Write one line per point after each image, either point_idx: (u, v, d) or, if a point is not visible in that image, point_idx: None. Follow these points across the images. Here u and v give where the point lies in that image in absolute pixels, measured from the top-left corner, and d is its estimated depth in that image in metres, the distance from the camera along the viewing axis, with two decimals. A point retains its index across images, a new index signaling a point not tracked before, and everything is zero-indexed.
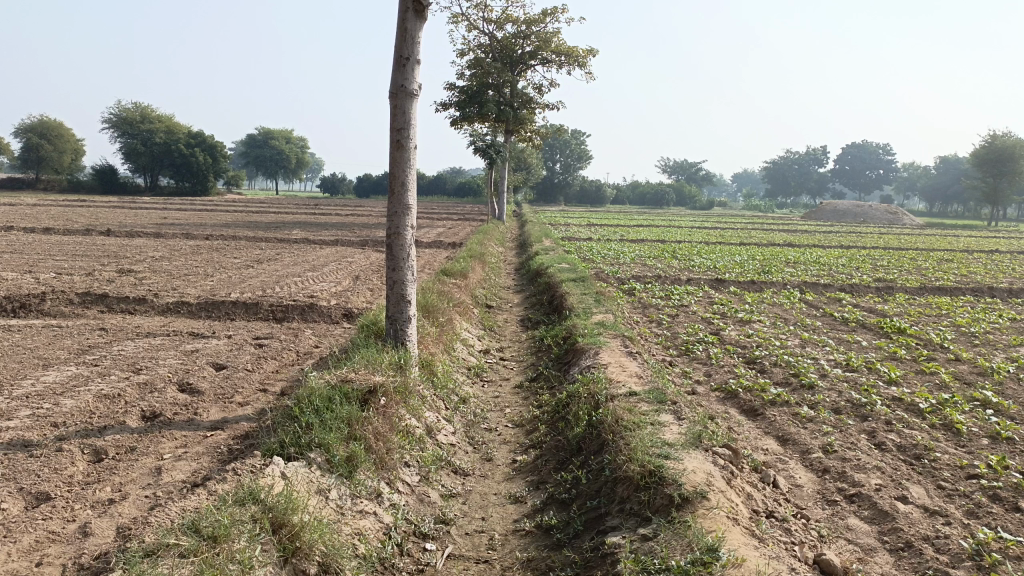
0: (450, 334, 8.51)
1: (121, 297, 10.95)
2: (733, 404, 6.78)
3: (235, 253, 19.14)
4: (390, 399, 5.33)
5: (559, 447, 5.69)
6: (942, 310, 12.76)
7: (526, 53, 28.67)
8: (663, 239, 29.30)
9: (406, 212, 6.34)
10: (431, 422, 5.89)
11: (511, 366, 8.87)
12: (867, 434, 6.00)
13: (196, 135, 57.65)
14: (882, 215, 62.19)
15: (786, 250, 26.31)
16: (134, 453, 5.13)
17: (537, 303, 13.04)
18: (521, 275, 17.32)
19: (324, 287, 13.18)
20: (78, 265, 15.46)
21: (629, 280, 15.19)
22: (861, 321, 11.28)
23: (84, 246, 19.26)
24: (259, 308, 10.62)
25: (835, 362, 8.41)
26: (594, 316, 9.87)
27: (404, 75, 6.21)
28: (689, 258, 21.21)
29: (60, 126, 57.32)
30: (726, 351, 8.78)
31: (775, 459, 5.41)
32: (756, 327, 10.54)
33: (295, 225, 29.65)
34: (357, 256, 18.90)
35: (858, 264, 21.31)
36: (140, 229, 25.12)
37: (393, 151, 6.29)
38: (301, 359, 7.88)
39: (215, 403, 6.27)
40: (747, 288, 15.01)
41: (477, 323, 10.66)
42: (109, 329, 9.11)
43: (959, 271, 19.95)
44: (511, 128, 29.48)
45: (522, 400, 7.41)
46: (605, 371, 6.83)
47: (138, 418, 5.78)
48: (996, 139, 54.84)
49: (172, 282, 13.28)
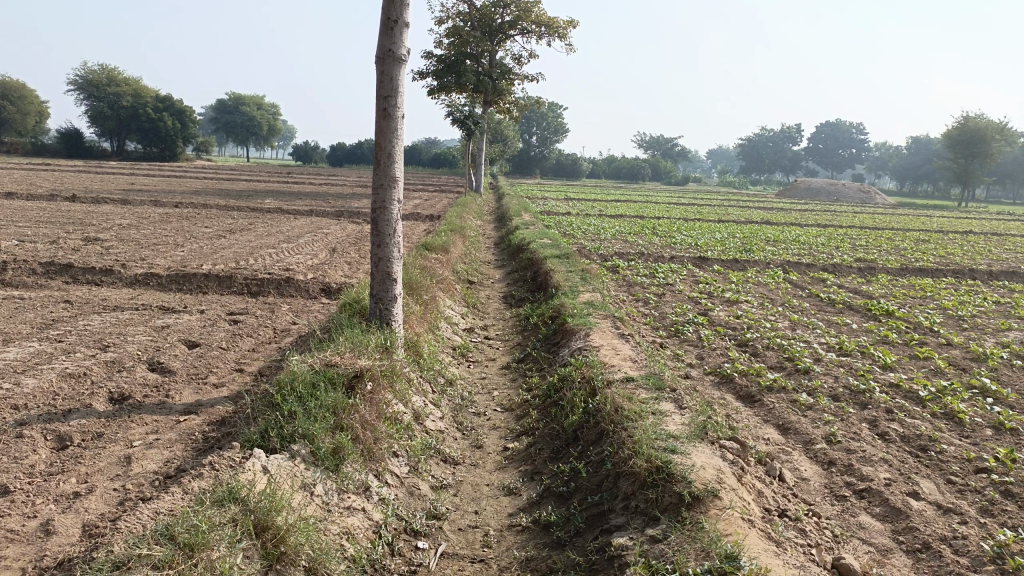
0: (434, 312, 8.21)
1: (87, 267, 10.48)
2: (728, 390, 6.58)
3: (206, 222, 18.57)
4: (376, 384, 5.02)
5: (553, 435, 5.44)
6: (926, 292, 12.68)
7: (505, 22, 28.09)
8: (642, 215, 29.05)
9: (392, 184, 6.00)
10: (418, 408, 5.60)
11: (497, 346, 8.59)
12: (869, 424, 5.83)
13: (165, 99, 56.28)
14: (856, 194, 62.67)
15: (765, 228, 26.26)
16: (101, 439, 4.78)
17: (519, 279, 12.75)
18: (501, 250, 17.02)
19: (300, 260, 12.77)
20: (42, 232, 14.86)
21: (612, 257, 14.95)
22: (848, 303, 11.15)
23: (48, 213, 18.58)
24: (233, 281, 10.21)
25: (828, 345, 8.25)
26: (582, 295, 9.62)
27: (391, 39, 5.82)
28: (670, 234, 21.03)
29: (23, 87, 55.52)
30: (717, 333, 8.58)
31: (779, 450, 5.20)
32: (744, 307, 10.36)
33: (268, 194, 29.02)
34: (333, 228, 18.43)
35: (837, 243, 21.28)
36: (107, 195, 24.38)
37: (379, 120, 5.92)
38: (279, 338, 7.54)
39: (189, 384, 5.93)
40: (731, 267, 14.85)
41: (460, 300, 10.35)
42: (74, 302, 8.66)
43: (937, 252, 19.96)
44: (490, 99, 28.97)
45: (510, 382, 7.14)
46: (598, 355, 6.58)
47: (104, 401, 5.42)
48: (969, 120, 55.14)
49: (141, 252, 12.77)
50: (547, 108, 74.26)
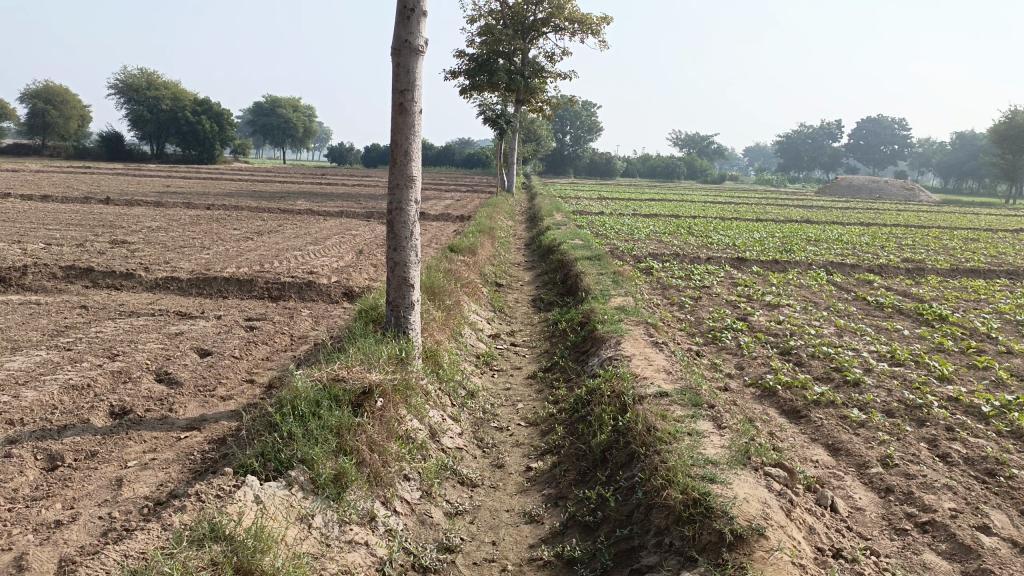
0: (457, 318, 7.83)
1: (107, 271, 10.29)
2: (772, 404, 6.10)
3: (236, 224, 18.42)
4: (388, 400, 4.64)
5: (580, 455, 5.02)
6: (980, 295, 11.98)
7: (538, 20, 27.64)
8: (677, 214, 28.36)
9: (410, 184, 5.62)
10: (435, 424, 5.22)
11: (524, 354, 8.18)
12: (929, 445, 5.32)
13: (203, 102, 56.85)
14: (898, 191, 61.11)
15: (805, 227, 25.49)
16: (95, 459, 4.47)
17: (549, 281, 12.34)
18: (532, 250, 16.62)
19: (325, 263, 12.50)
20: (70, 235, 14.78)
21: (647, 258, 14.46)
22: (897, 307, 10.54)
23: (80, 215, 18.57)
24: (253, 285, 9.94)
25: (879, 353, 7.69)
26: (613, 299, 9.16)
27: (408, 29, 5.44)
28: (707, 234, 20.47)
29: (65, 92, 56.48)
30: (758, 340, 8.08)
31: (829, 475, 4.72)
32: (786, 311, 9.83)
33: (300, 195, 28.99)
34: (362, 229, 18.19)
35: (882, 242, 20.49)
36: (141, 197, 24.47)
37: (395, 116, 5.54)
38: (295, 346, 7.21)
39: (195, 397, 5.61)
40: (771, 268, 14.26)
41: (487, 304, 9.96)
42: (90, 307, 8.43)
43: (987, 252, 19.09)
44: (523, 98, 28.59)
45: (536, 393, 6.73)
46: (629, 365, 6.14)
47: (103, 415, 5.12)
48: (1018, 115, 53.27)
49: (166, 255, 12.59)
50: (582, 107, 73.52)
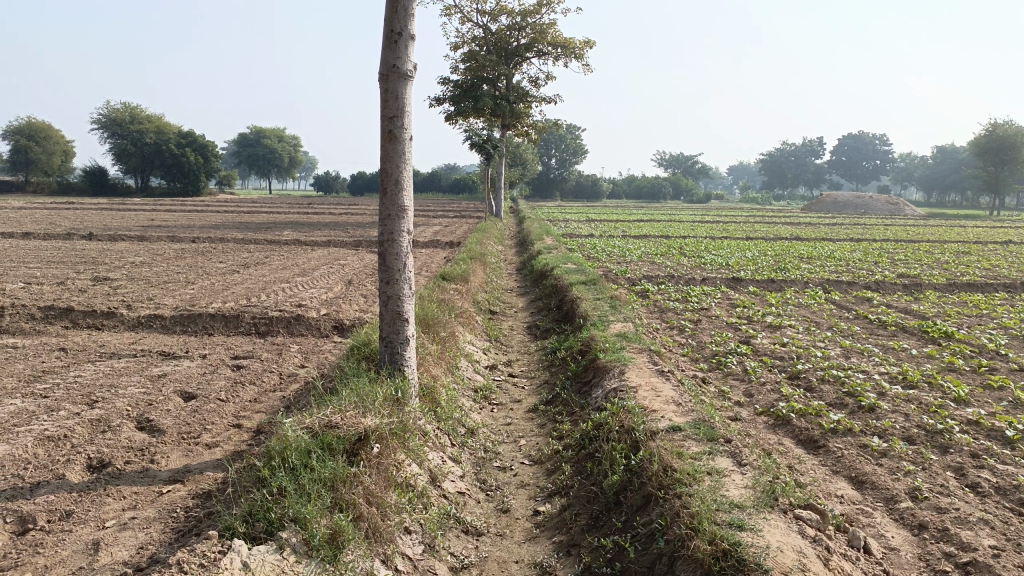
0: (452, 350, 7.53)
1: (88, 310, 9.93)
2: (786, 434, 5.82)
3: (221, 257, 18.08)
4: (385, 446, 4.34)
5: (591, 498, 4.72)
6: (981, 310, 11.78)
7: (521, 45, 27.61)
8: (667, 234, 28.21)
9: (401, 214, 5.35)
10: (435, 467, 4.91)
11: (523, 385, 7.87)
12: (956, 474, 5.05)
13: (187, 134, 56.60)
14: (883, 206, 61.48)
15: (796, 244, 25.38)
16: (69, 520, 4.13)
17: (543, 308, 12.07)
18: (523, 276, 16.35)
19: (314, 295, 12.19)
20: (51, 273, 14.41)
21: (641, 280, 14.24)
22: (900, 324, 10.32)
23: (61, 252, 18.16)
24: (239, 321, 9.61)
25: (890, 375, 7.44)
26: (613, 325, 8.88)
27: (396, 53, 5.20)
28: (699, 254, 20.30)
29: (49, 127, 56.09)
30: (764, 364, 7.82)
31: (857, 512, 4.43)
32: (789, 333, 9.59)
33: (286, 225, 28.71)
34: (350, 259, 17.89)
35: (874, 258, 20.35)
36: (124, 232, 24.09)
37: (384, 144, 5.29)
38: (284, 385, 6.89)
39: (178, 445, 5.27)
40: (767, 288, 14.06)
41: (482, 334, 9.66)
42: (70, 349, 8.08)
43: (981, 265, 18.99)
44: (508, 123, 28.51)
45: (538, 428, 6.42)
46: (636, 397, 5.85)
47: (79, 469, 4.78)
48: (998, 127, 53.78)
49: (149, 291, 12.23)
50: (566, 130, 73.65)
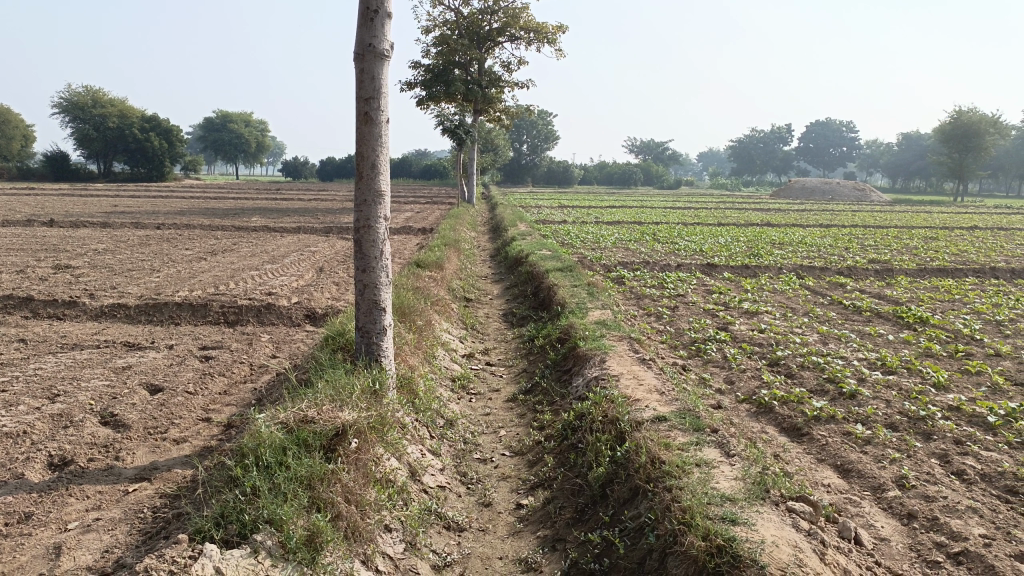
0: (429, 339, 7.36)
1: (49, 300, 9.58)
2: (770, 422, 5.75)
3: (187, 244, 17.66)
4: (363, 441, 4.18)
5: (575, 491, 4.60)
6: (953, 295, 11.84)
7: (493, 29, 27.30)
8: (640, 220, 28.20)
9: (378, 199, 5.16)
10: (414, 461, 4.75)
11: (501, 374, 7.73)
12: (940, 461, 5.01)
13: (151, 119, 55.37)
14: (850, 192, 62.21)
15: (768, 229, 25.45)
16: (29, 522, 3.91)
17: (519, 295, 11.93)
18: (498, 262, 16.20)
19: (284, 282, 11.94)
20: (10, 261, 13.96)
21: (616, 267, 14.15)
22: (876, 310, 10.33)
23: (21, 239, 17.63)
24: (207, 310, 9.33)
25: (869, 362, 7.40)
26: (591, 312, 8.76)
27: (372, 32, 4.99)
28: (672, 240, 20.30)
29: (7, 111, 54.52)
30: (743, 351, 7.75)
31: (845, 501, 4.36)
32: (766, 319, 9.55)
33: (254, 212, 28.21)
34: (320, 246, 17.59)
35: (845, 244, 20.47)
36: (88, 218, 23.50)
37: (360, 126, 5.08)
38: (255, 377, 6.69)
39: (145, 441, 5.06)
40: (742, 274, 14.06)
41: (458, 322, 9.50)
42: (30, 341, 7.77)
43: (949, 250, 19.18)
44: (480, 108, 28.22)
45: (518, 418, 6.29)
46: (619, 386, 5.74)
47: (39, 468, 4.54)
48: (963, 114, 54.55)
49: (113, 280, 11.87)
50: (537, 116, 73.30)
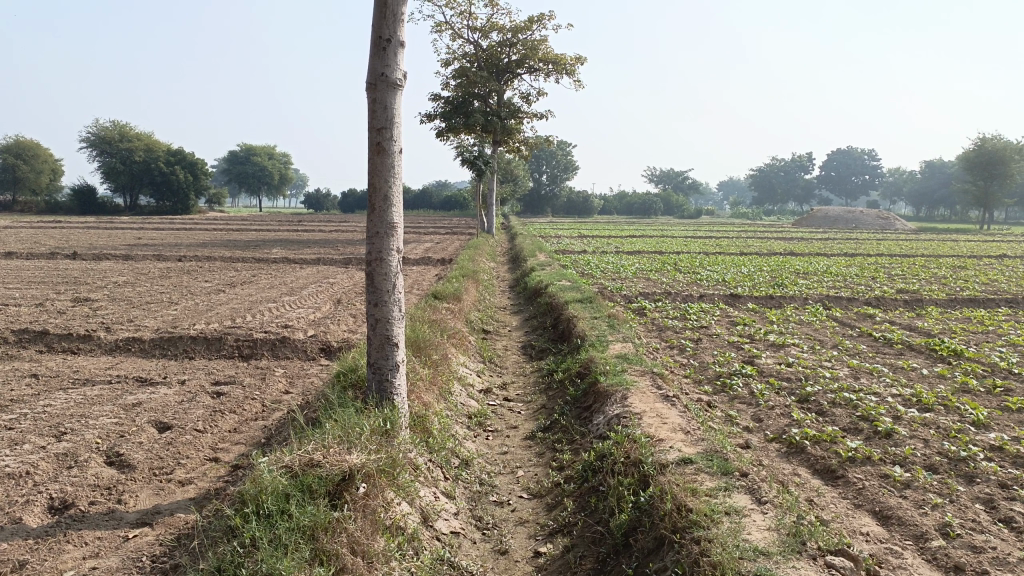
0: (445, 374, 7.17)
1: (65, 334, 9.51)
2: (802, 463, 5.47)
3: (207, 276, 17.66)
4: (372, 486, 3.98)
5: (596, 539, 4.36)
6: (987, 327, 11.47)
7: (512, 61, 27.43)
8: (660, 250, 27.94)
9: (391, 232, 5.01)
10: (427, 505, 4.53)
11: (519, 410, 7.50)
12: (986, 507, 4.69)
13: (176, 153, 56.14)
14: (874, 220, 61.57)
15: (791, 259, 25.07)
16: (23, 571, 3.72)
17: (538, 327, 11.72)
18: (517, 293, 16.02)
19: (301, 315, 11.82)
20: (31, 294, 13.98)
21: (638, 298, 13.93)
22: (907, 342, 10.00)
23: (43, 272, 17.72)
24: (222, 344, 9.20)
25: (904, 398, 7.08)
26: (612, 346, 8.53)
27: (384, 61, 4.87)
28: (694, 270, 20.04)
29: (37, 146, 55.48)
30: (771, 386, 7.46)
31: (886, 551, 4.07)
32: (793, 352, 9.27)
33: (275, 244, 28.31)
34: (339, 277, 17.52)
35: (871, 273, 20.09)
36: (111, 251, 23.67)
37: (372, 156, 4.95)
38: (267, 413, 6.51)
39: (149, 483, 4.88)
40: (767, 304, 13.77)
41: (475, 355, 9.30)
42: (42, 376, 7.66)
43: (979, 280, 18.74)
44: (500, 139, 28.28)
45: (537, 457, 6.05)
46: (641, 424, 5.50)
47: (38, 512, 4.36)
48: (987, 142, 53.93)
49: (131, 313, 11.82)
50: (557, 146, 73.68)
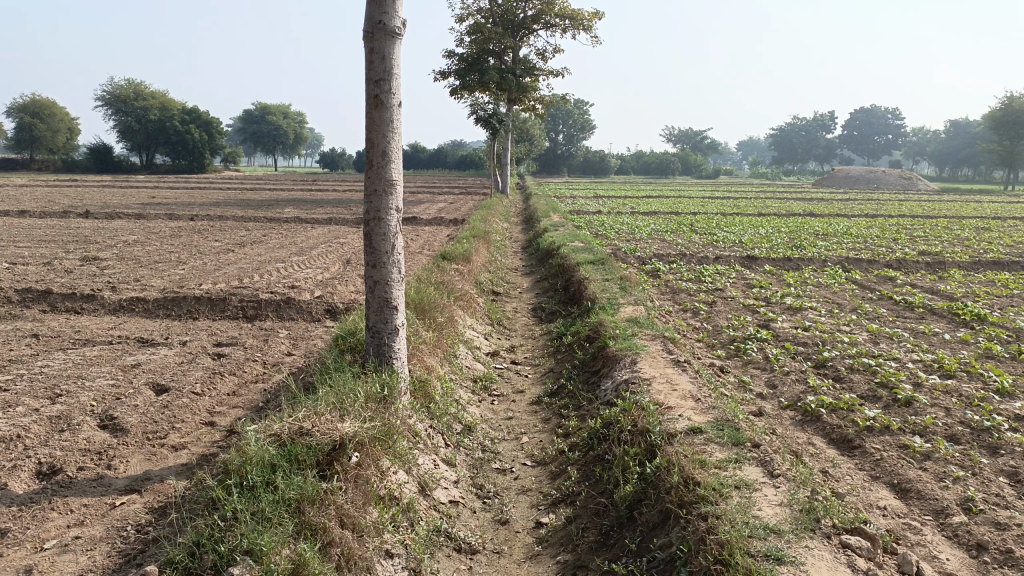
0: (450, 337, 6.98)
1: (68, 293, 9.39)
2: (817, 432, 5.25)
3: (217, 235, 17.50)
4: (364, 455, 3.82)
5: (600, 511, 4.19)
6: (1011, 290, 11.10)
7: (528, 16, 26.77)
8: (676, 210, 27.54)
9: (389, 189, 4.77)
10: (426, 474, 4.37)
11: (526, 374, 7.32)
12: (1010, 480, 4.45)
13: (191, 111, 55.88)
14: (896, 181, 60.38)
15: (810, 220, 24.58)
16: (5, 540, 3.59)
17: (549, 289, 11.50)
18: (529, 254, 15.78)
19: (309, 275, 11.64)
20: (40, 253, 13.89)
21: (651, 259, 13.64)
22: (929, 306, 9.69)
23: (55, 230, 17.65)
24: (226, 304, 9.06)
25: (925, 364, 6.82)
26: (623, 309, 8.28)
27: (382, 8, 4.58)
28: (711, 230, 19.68)
29: (53, 105, 55.33)
30: (786, 351, 7.22)
31: (905, 527, 3.87)
32: (810, 315, 9.00)
33: (288, 203, 28.14)
34: (350, 237, 17.35)
35: (892, 234, 19.62)
36: (124, 209, 23.58)
37: (369, 110, 4.68)
38: (266, 376, 6.37)
39: (141, 448, 4.75)
40: (783, 266, 13.45)
41: (483, 317, 9.11)
42: (43, 336, 7.55)
43: (1003, 241, 18.28)
44: (515, 98, 27.77)
45: (542, 424, 5.88)
46: (650, 391, 5.29)
47: (25, 478, 4.23)
48: (1015, 101, 52.35)
49: (137, 272, 11.68)
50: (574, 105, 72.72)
